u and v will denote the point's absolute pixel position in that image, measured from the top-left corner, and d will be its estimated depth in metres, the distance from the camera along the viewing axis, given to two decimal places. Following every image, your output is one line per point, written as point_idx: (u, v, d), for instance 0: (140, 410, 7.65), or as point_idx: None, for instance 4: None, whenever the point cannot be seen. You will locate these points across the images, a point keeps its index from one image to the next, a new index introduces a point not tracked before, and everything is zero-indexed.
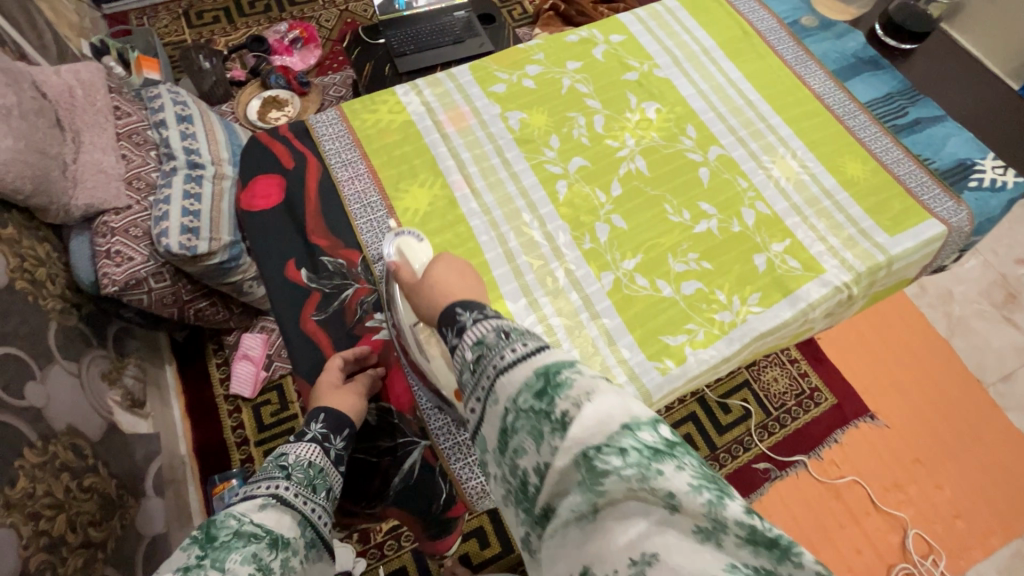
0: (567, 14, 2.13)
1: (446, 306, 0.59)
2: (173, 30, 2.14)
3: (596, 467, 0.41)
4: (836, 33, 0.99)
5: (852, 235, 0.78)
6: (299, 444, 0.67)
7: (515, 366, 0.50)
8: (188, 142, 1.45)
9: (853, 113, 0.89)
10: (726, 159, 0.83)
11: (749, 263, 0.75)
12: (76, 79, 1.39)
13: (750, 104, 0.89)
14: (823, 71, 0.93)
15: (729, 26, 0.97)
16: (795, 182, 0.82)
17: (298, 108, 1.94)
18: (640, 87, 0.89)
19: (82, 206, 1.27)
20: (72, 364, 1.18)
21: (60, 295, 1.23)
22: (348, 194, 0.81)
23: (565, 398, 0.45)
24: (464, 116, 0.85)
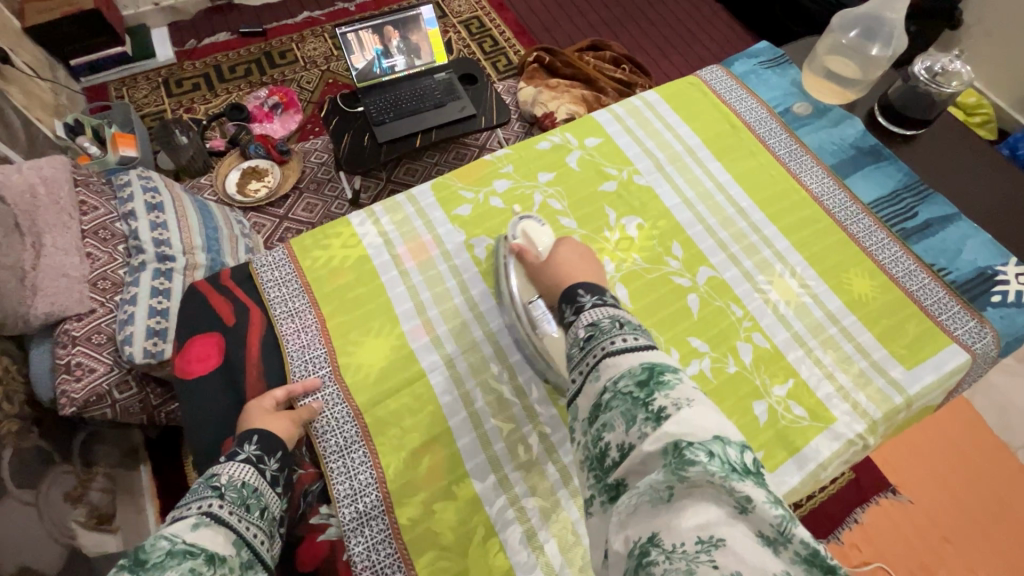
0: (552, 66, 2.09)
1: (572, 287, 0.74)
2: (152, 100, 2.11)
3: (686, 457, 0.50)
4: (832, 121, 1.06)
5: (863, 369, 0.80)
6: (232, 464, 0.72)
7: (623, 354, 0.63)
8: (158, 232, 1.42)
9: (855, 216, 0.93)
10: (715, 282, 0.87)
11: (750, 413, 0.76)
12: (39, 176, 1.34)
13: (740, 213, 0.93)
14: (820, 166, 0.98)
15: (717, 120, 1.03)
16: (797, 308, 0.84)
17: (278, 178, 1.88)
18: (618, 200, 0.95)
19: (42, 315, 1.20)
20: (28, 492, 1.09)
21: (18, 414, 1.15)
22: (291, 348, 0.90)
23: (665, 396, 0.57)
24: (425, 245, 0.99)
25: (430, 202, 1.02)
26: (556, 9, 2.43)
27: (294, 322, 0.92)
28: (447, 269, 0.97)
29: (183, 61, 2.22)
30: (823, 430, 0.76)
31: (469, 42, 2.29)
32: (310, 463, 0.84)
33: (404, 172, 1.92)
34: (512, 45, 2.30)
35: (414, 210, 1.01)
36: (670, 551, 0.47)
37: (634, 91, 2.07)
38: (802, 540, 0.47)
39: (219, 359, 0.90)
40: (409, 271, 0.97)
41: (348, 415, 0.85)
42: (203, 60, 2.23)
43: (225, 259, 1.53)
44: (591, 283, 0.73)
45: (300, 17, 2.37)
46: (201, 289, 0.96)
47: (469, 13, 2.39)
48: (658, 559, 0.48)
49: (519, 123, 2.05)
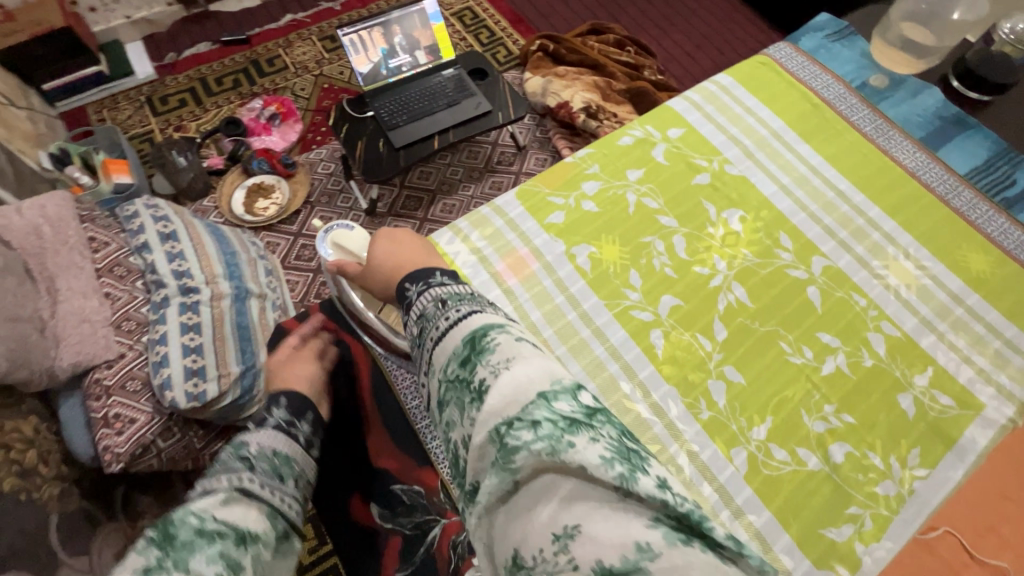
0: (557, 54, 2.02)
1: (401, 285, 0.70)
2: (137, 121, 1.97)
3: (510, 443, 0.47)
4: (912, 92, 1.03)
5: (999, 349, 0.82)
6: (261, 436, 0.77)
7: (448, 335, 0.59)
8: (176, 263, 1.32)
9: (955, 189, 0.93)
10: (832, 271, 0.87)
11: (897, 408, 0.79)
12: (42, 215, 1.23)
13: (841, 196, 0.93)
14: (909, 141, 0.97)
15: (797, 101, 1.01)
16: (919, 292, 0.86)
17: (286, 193, 1.79)
18: (716, 191, 0.93)
19: (69, 366, 1.10)
20: (81, 560, 1.01)
21: (57, 476, 1.06)
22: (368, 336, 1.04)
23: (484, 365, 0.54)
24: (524, 260, 0.88)
25: (518, 211, 0.92)
26: None
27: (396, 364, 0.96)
28: (551, 283, 0.87)
29: (165, 76, 2.09)
30: (975, 419, 0.79)
31: (465, 35, 2.21)
32: (451, 514, 0.90)
33: (418, 177, 1.85)
34: (510, 34, 2.23)
35: (504, 223, 0.91)
36: (534, 567, 0.44)
37: (643, 73, 2.02)
38: (654, 487, 0.44)
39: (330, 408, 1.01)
40: (512, 288, 0.86)
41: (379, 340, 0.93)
42: (187, 73, 2.10)
43: (248, 284, 1.44)
44: (417, 273, 0.69)
45: (283, 20, 2.25)
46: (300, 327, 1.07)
47: (460, 4, 2.30)
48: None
49: (530, 116, 2.00)
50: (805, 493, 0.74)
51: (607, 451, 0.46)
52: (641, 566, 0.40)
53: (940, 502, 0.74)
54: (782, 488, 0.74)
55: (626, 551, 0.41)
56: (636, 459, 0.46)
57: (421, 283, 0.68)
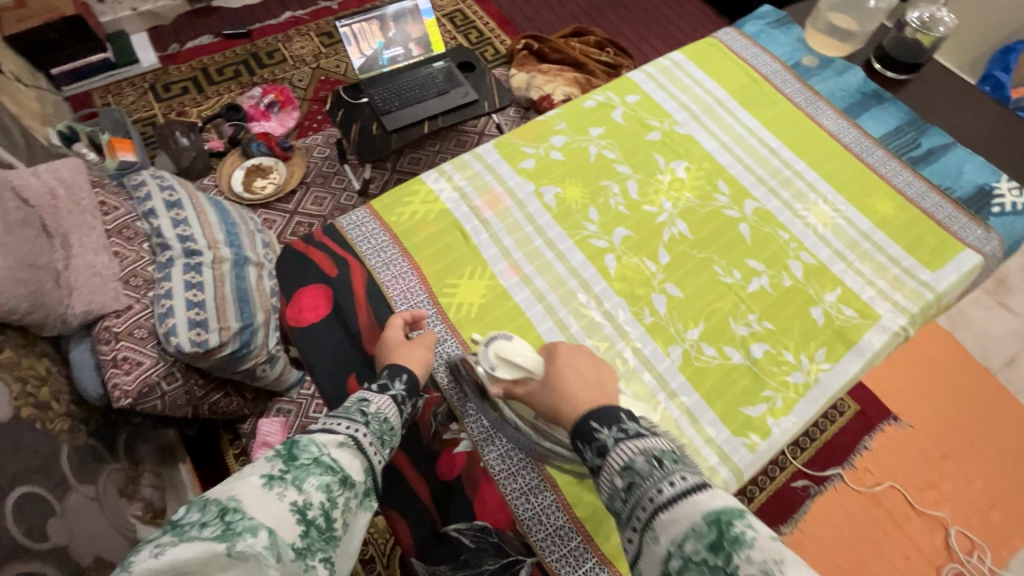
0: (540, 52, 2.17)
1: (586, 422, 0.71)
2: (141, 106, 2.07)
3: None
4: (837, 71, 1.17)
5: (898, 275, 0.94)
6: (382, 398, 0.79)
7: (676, 504, 0.58)
8: (181, 229, 1.42)
9: (870, 150, 1.06)
10: (762, 212, 1.00)
11: (809, 317, 0.91)
12: (56, 178, 1.32)
13: (773, 152, 1.05)
14: (833, 110, 1.11)
15: (739, 75, 1.15)
16: (834, 229, 0.98)
17: (283, 174, 1.90)
18: (665, 147, 1.06)
19: (80, 313, 1.19)
20: (88, 488, 1.09)
21: (67, 413, 1.14)
22: (372, 261, 0.99)
23: (747, 560, 0.51)
24: (499, 198, 1.03)
25: (496, 157, 1.07)
26: None
27: (391, 270, 0.97)
28: (522, 217, 1.01)
29: (168, 66, 2.19)
30: (874, 326, 0.90)
31: (456, 34, 2.35)
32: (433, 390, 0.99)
33: (408, 162, 1.97)
34: (497, 35, 2.37)
35: (482, 166, 1.06)
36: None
37: (621, 72, 2.17)
38: None
39: (330, 309, 0.96)
40: (488, 220, 1.01)
41: (428, 303, 0.95)
42: (190, 63, 2.21)
43: (247, 251, 1.52)
44: (609, 415, 0.69)
45: (283, 17, 2.37)
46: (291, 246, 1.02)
47: (451, 6, 2.45)
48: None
49: (515, 109, 2.13)
50: (728, 381, 0.87)
51: None
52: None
53: (838, 388, 0.86)
54: (707, 378, 0.87)
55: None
56: None
57: (616, 428, 0.68)
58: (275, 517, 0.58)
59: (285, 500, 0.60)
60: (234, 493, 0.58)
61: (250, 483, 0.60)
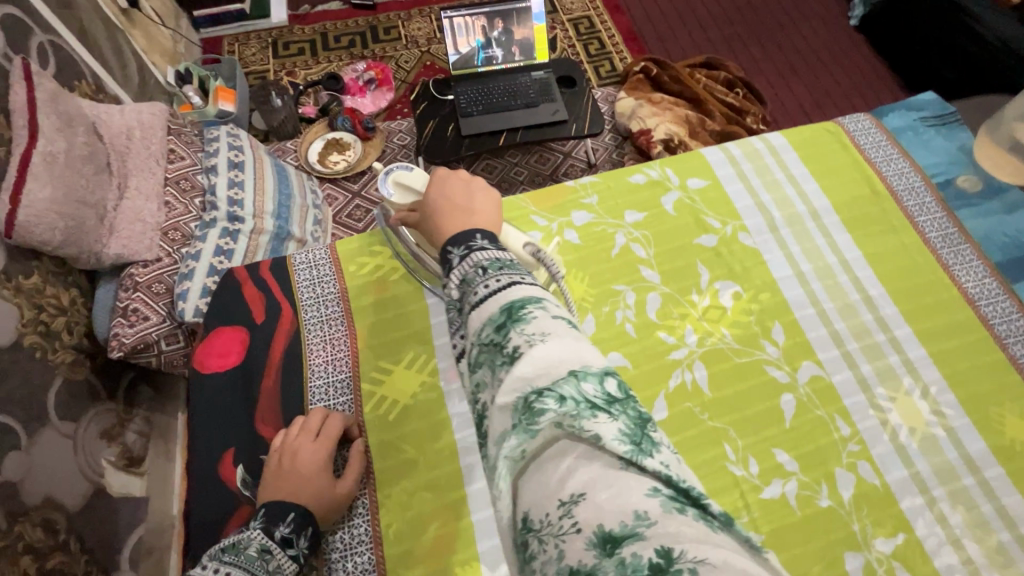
0: (658, 79, 1.93)
1: (443, 246, 0.61)
2: (258, 59, 2.16)
3: (535, 408, 0.44)
4: (1008, 206, 0.85)
5: (1003, 543, 0.62)
6: (284, 554, 0.64)
7: (486, 300, 0.54)
8: (234, 191, 1.43)
9: (1021, 335, 0.74)
10: (820, 384, 0.72)
11: (840, 566, 0.61)
12: (137, 120, 1.39)
13: (865, 301, 0.78)
14: (982, 261, 0.79)
15: (855, 184, 0.88)
16: (922, 441, 0.68)
17: (358, 153, 1.88)
18: (716, 258, 0.82)
19: (112, 255, 1.23)
20: (67, 425, 1.13)
21: (75, 346, 1.20)
22: (308, 319, 0.87)
23: (520, 334, 0.49)
24: None
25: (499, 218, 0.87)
26: (674, 19, 2.28)
27: (322, 332, 0.86)
28: None
29: (295, 25, 2.27)
30: None
31: (575, 42, 2.19)
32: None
33: (483, 168, 1.86)
34: (620, 50, 2.17)
35: None
36: (540, 531, 0.42)
37: (746, 119, 1.87)
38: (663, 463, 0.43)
39: (241, 358, 0.84)
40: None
41: (347, 386, 0.82)
42: (313, 26, 2.26)
43: (292, 228, 1.53)
44: (459, 234, 0.60)
45: None
46: (233, 281, 0.91)
47: (581, 11, 2.28)
48: (536, 547, 0.42)
49: (612, 136, 1.93)
50: None
51: (625, 430, 0.44)
52: (638, 532, 0.39)
53: None
54: None
55: (625, 516, 0.39)
56: (647, 437, 0.44)
57: (462, 245, 0.59)
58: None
59: None
60: None
61: None
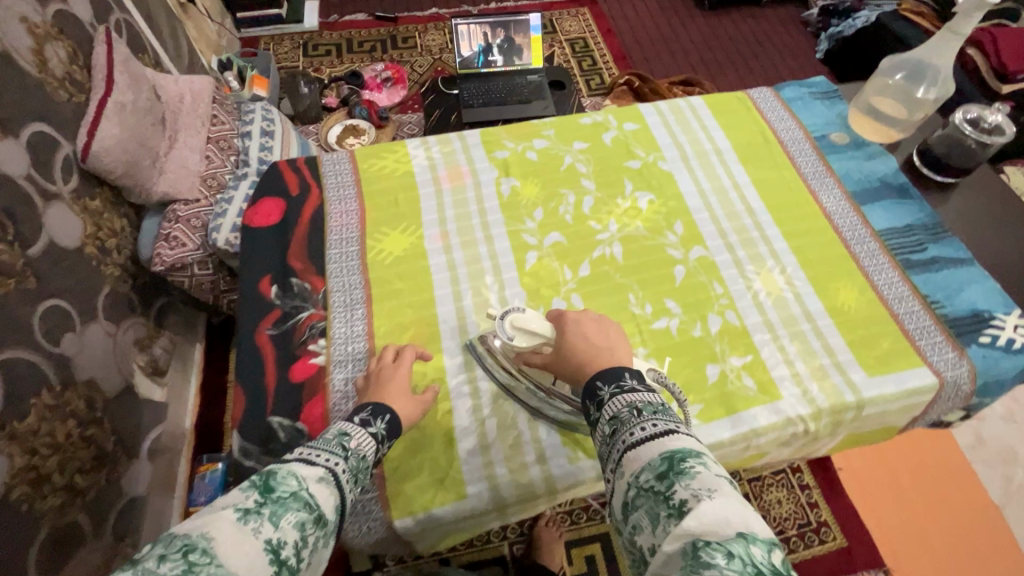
0: (639, 91, 2.20)
1: (591, 379, 0.72)
2: (290, 57, 2.45)
3: (701, 557, 0.50)
4: (867, 155, 1.08)
5: (825, 366, 0.83)
6: (361, 432, 0.72)
7: (645, 445, 0.63)
8: (264, 154, 1.68)
9: (862, 240, 0.95)
10: (705, 261, 0.94)
11: (701, 372, 0.83)
12: (189, 88, 1.64)
13: (749, 212, 0.99)
14: (839, 190, 1.02)
15: (751, 133, 1.11)
16: (775, 299, 0.90)
17: (372, 138, 2.13)
18: (639, 176, 1.05)
19: (160, 193, 1.46)
20: (111, 326, 1.33)
21: (122, 264, 1.41)
22: (330, 193, 1.06)
23: (685, 486, 0.57)
24: (461, 174, 1.09)
25: (476, 139, 1.13)
26: (659, 44, 2.58)
27: (341, 205, 1.05)
28: (473, 195, 1.06)
29: (324, 31, 2.57)
30: (767, 405, 0.80)
31: (571, 59, 2.48)
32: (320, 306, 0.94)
33: None
34: (609, 67, 2.46)
35: (461, 146, 1.12)
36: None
37: None
38: None
39: (278, 218, 1.03)
40: (443, 191, 1.07)
41: (357, 239, 1.00)
42: (340, 32, 2.56)
43: None
44: (610, 372, 0.71)
45: (428, 11, 2.66)
46: (274, 166, 1.11)
47: (577, 33, 2.58)
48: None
49: None
50: None
51: None
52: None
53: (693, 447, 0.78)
54: None
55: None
56: None
57: (613, 383, 0.70)
58: (248, 559, 0.51)
59: (259, 537, 0.54)
60: (204, 533, 0.51)
61: (222, 519, 0.53)
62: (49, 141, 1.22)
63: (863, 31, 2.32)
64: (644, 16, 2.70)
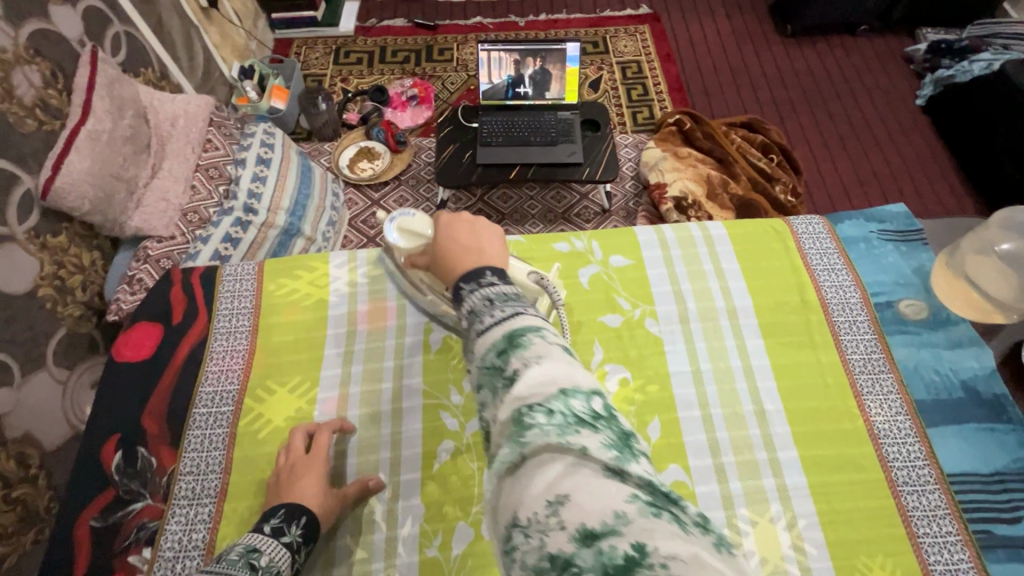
0: (690, 134, 1.90)
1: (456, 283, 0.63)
2: (319, 63, 2.33)
3: (525, 422, 0.45)
4: (950, 340, 0.90)
5: None
6: (272, 545, 0.68)
7: (488, 324, 0.56)
8: (256, 185, 1.55)
9: (922, 487, 0.77)
10: (680, 489, 0.76)
11: None
12: (185, 110, 1.54)
13: (755, 413, 0.83)
14: (900, 395, 0.84)
15: (786, 295, 0.94)
16: (771, 575, 0.71)
17: (385, 164, 1.97)
18: (616, 341, 0.89)
19: (133, 228, 1.37)
20: (62, 372, 1.26)
21: (85, 303, 1.34)
22: (219, 329, 0.96)
23: (519, 357, 0.50)
24: (383, 312, 0.98)
25: None
26: (725, 74, 2.25)
27: (227, 342, 0.94)
28: (394, 345, 0.94)
29: (359, 36, 2.42)
30: None
31: (619, 85, 2.20)
32: (159, 499, 0.82)
33: (497, 198, 1.91)
34: (662, 99, 2.16)
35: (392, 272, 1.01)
36: (526, 526, 0.41)
37: (774, 186, 1.80)
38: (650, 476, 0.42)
39: (151, 353, 0.94)
40: (357, 332, 0.96)
41: (231, 399, 0.89)
42: (375, 39, 2.41)
43: (303, 226, 1.63)
44: (470, 271, 0.61)
45: (472, 21, 2.45)
46: (169, 280, 1.02)
47: (632, 56, 2.29)
48: (519, 542, 0.41)
49: (634, 184, 1.92)
50: None
51: (610, 442, 0.44)
52: (617, 530, 0.38)
53: None
54: None
55: (606, 514, 0.38)
56: (632, 447, 0.44)
57: (472, 281, 0.60)
58: None
59: None
60: None
61: None
62: (4, 177, 1.13)
63: (982, 79, 1.90)
64: (713, 40, 2.36)
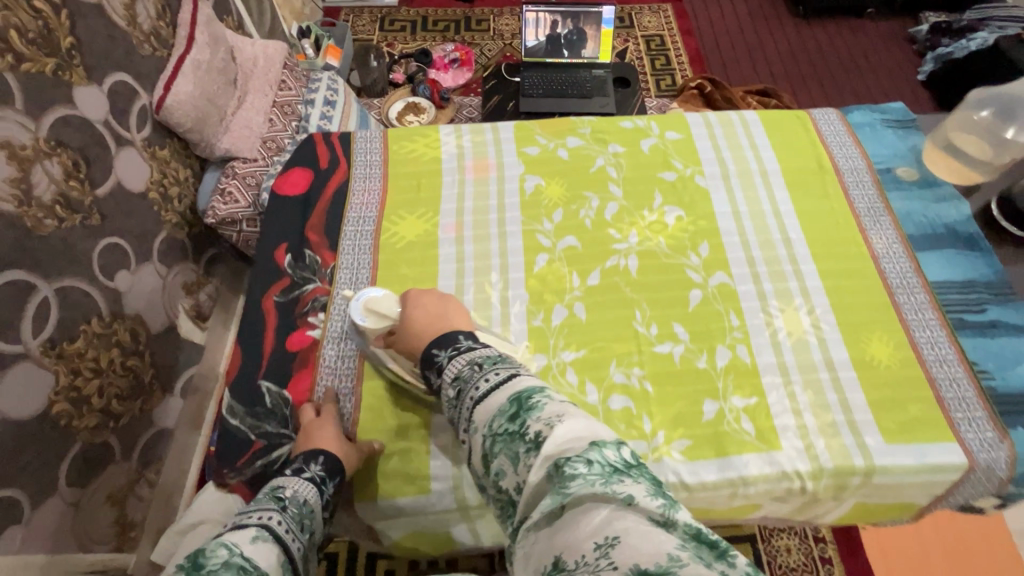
0: (710, 97, 2.09)
1: (430, 350, 0.79)
2: (366, 30, 2.51)
3: (566, 472, 0.54)
4: (937, 196, 1.11)
5: (836, 422, 0.86)
6: (298, 481, 0.79)
7: (492, 393, 0.68)
8: (323, 123, 1.73)
9: (912, 289, 0.98)
10: (725, 289, 1.00)
11: (697, 408, 0.89)
12: (263, 53, 1.72)
13: (785, 242, 1.05)
14: (895, 231, 1.05)
15: (810, 159, 1.17)
16: (797, 342, 0.94)
17: (431, 117, 2.13)
18: (673, 191, 1.13)
19: (223, 149, 1.52)
20: (162, 268, 1.43)
21: (180, 213, 1.51)
22: (358, 172, 1.20)
23: (536, 420, 0.61)
24: (487, 166, 1.19)
25: (510, 133, 1.24)
26: (742, 48, 2.44)
27: (364, 184, 1.18)
28: (497, 188, 1.16)
29: (401, 7, 2.61)
30: (762, 453, 0.84)
31: (644, 55, 2.39)
32: (326, 282, 1.06)
33: None
34: (683, 69, 2.35)
35: (492, 139, 1.23)
36: (574, 568, 0.48)
37: None
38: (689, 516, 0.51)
39: (305, 188, 1.17)
40: (466, 181, 1.17)
41: (373, 219, 1.13)
42: (417, 9, 2.60)
43: None
44: (445, 339, 0.78)
45: None
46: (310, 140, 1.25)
47: (655, 30, 2.48)
48: None
49: None
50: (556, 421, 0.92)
51: (647, 490, 0.52)
52: (670, 569, 0.44)
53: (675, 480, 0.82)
54: None
55: (657, 555, 0.45)
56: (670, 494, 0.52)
57: (451, 347, 0.77)
58: None
59: None
60: None
61: None
62: (128, 91, 1.32)
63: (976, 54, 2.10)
64: (730, 19, 2.55)
